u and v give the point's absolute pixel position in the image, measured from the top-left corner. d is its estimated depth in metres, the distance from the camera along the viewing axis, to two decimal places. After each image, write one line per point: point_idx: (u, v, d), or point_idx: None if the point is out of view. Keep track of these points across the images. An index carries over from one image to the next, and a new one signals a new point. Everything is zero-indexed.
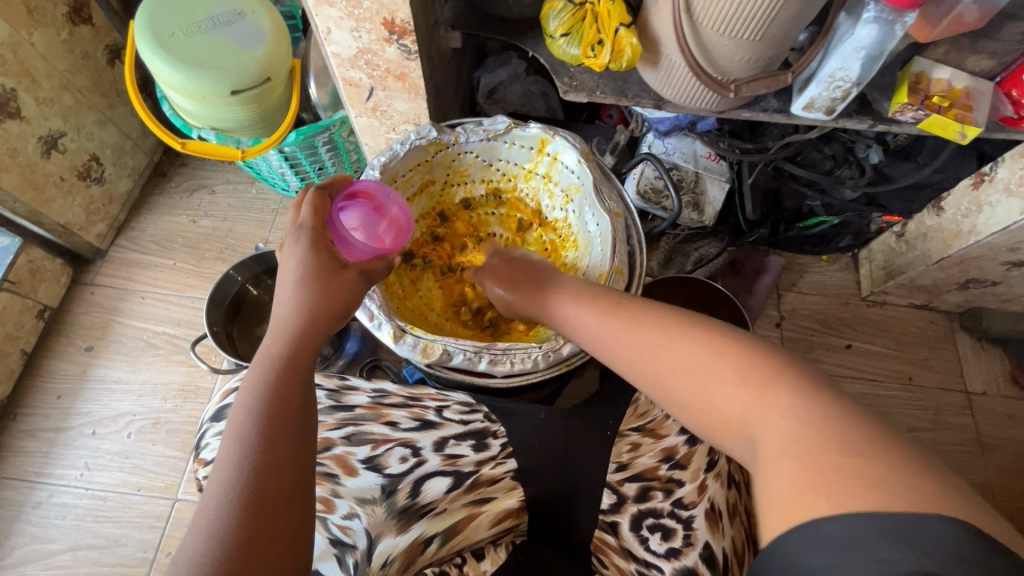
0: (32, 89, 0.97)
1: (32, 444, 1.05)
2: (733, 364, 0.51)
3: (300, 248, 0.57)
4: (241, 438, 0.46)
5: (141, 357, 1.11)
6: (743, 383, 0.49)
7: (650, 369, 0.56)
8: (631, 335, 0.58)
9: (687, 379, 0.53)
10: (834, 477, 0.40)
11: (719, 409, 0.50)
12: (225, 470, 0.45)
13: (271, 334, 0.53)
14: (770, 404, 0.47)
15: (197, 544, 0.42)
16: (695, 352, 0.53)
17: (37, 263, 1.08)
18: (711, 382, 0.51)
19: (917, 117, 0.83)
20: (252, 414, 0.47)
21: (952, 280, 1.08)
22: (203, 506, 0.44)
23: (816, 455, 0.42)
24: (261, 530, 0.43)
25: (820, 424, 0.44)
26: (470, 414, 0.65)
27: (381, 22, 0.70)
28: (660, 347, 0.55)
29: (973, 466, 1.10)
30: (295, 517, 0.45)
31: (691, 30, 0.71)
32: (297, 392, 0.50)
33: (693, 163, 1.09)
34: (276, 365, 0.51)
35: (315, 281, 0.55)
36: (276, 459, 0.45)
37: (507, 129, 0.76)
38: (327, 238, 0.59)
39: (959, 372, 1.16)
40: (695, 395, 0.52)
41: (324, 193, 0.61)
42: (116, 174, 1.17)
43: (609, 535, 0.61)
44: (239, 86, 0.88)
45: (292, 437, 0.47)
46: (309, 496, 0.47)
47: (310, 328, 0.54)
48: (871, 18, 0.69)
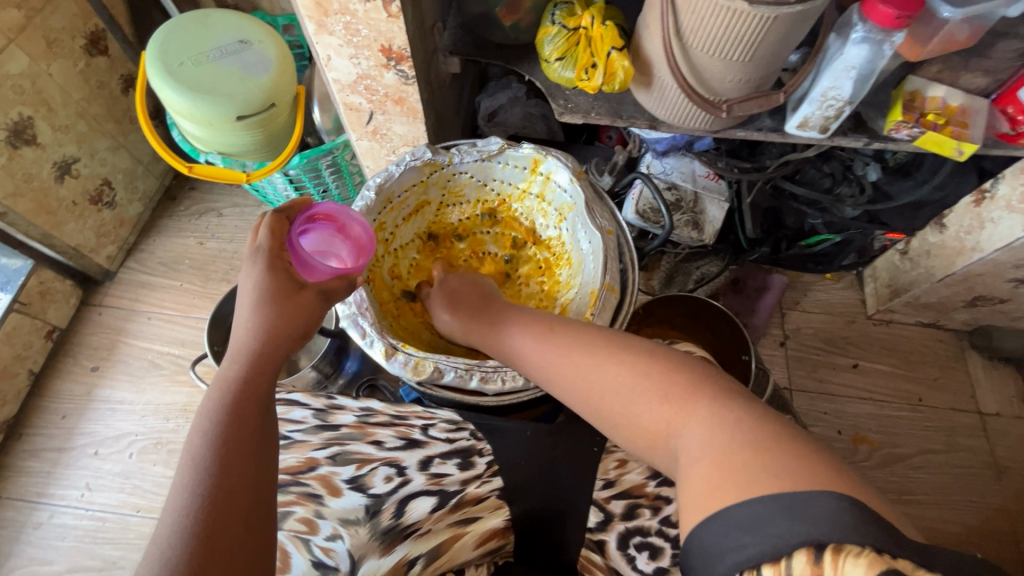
0: (49, 117, 1.01)
1: (35, 464, 1.06)
2: (658, 376, 0.51)
3: (256, 271, 0.57)
4: (196, 463, 0.46)
5: (145, 377, 1.12)
6: (664, 401, 0.49)
7: (583, 380, 0.55)
8: (564, 350, 0.58)
9: (619, 390, 0.52)
10: (752, 471, 0.40)
11: (644, 426, 0.50)
12: (180, 496, 0.45)
13: (228, 358, 0.54)
14: (689, 417, 0.47)
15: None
16: (619, 371, 0.53)
17: (48, 285, 1.10)
18: (639, 393, 0.51)
19: (912, 134, 0.83)
20: (208, 438, 0.47)
21: (959, 298, 1.07)
22: (157, 536, 0.43)
23: (730, 456, 0.42)
24: (214, 558, 0.43)
25: (736, 427, 0.44)
26: (456, 432, 0.63)
27: (379, 49, 0.72)
28: (593, 360, 0.55)
29: (989, 490, 1.06)
30: (248, 542, 0.45)
31: (681, 52, 0.72)
32: (253, 414, 0.50)
33: (691, 183, 1.09)
34: (233, 387, 0.51)
35: (272, 303, 0.56)
36: (229, 484, 0.46)
37: (500, 150, 0.77)
38: (284, 260, 0.59)
39: (970, 393, 1.14)
40: (625, 405, 0.52)
41: (283, 216, 0.62)
42: (127, 198, 1.20)
43: (595, 554, 0.62)
44: (244, 112, 0.91)
45: (248, 460, 0.48)
46: (267, 520, 0.47)
47: (268, 351, 0.55)
48: (860, 38, 0.70)
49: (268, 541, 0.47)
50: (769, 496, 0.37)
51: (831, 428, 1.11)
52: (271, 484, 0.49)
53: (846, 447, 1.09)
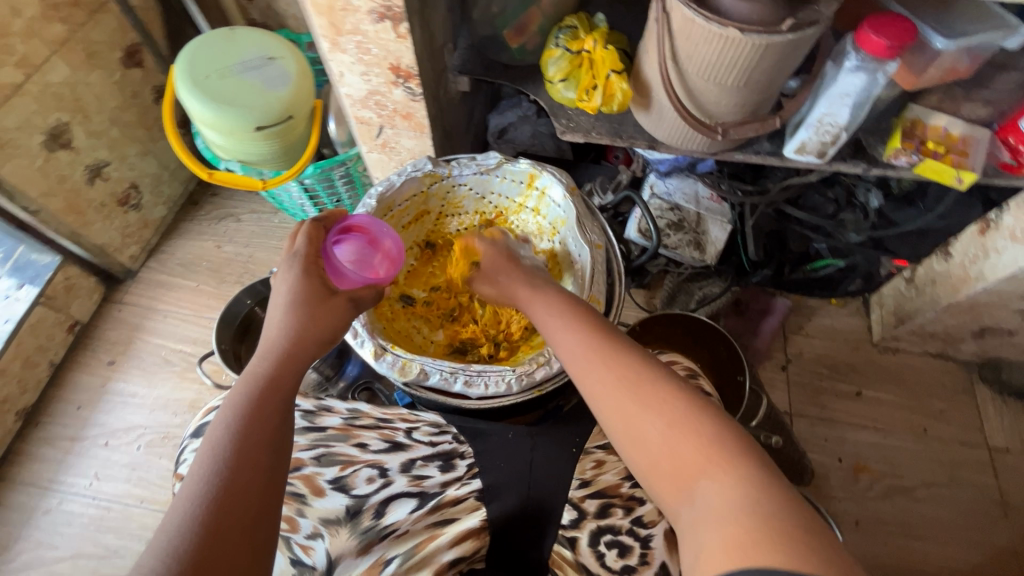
0: (84, 123, 1.07)
1: (49, 451, 1.10)
2: (708, 422, 0.51)
3: (292, 274, 0.63)
4: (215, 454, 0.49)
5: (157, 372, 1.17)
6: (710, 442, 0.49)
7: (622, 403, 0.54)
8: (604, 369, 0.57)
9: (659, 422, 0.52)
10: (789, 537, 0.40)
11: (677, 459, 0.50)
12: (194, 485, 0.47)
13: (258, 355, 0.57)
14: (731, 470, 0.47)
15: (152, 560, 0.43)
16: (677, 398, 0.53)
17: (73, 280, 1.16)
18: (676, 432, 0.51)
19: (911, 162, 0.83)
20: (229, 430, 0.50)
21: (966, 327, 1.05)
22: (166, 523, 0.46)
23: (776, 522, 0.42)
24: (219, 550, 0.45)
25: (774, 492, 0.45)
26: (438, 435, 0.66)
27: (388, 67, 0.76)
28: (634, 389, 0.54)
29: (995, 528, 1.03)
30: (253, 540, 0.47)
31: (678, 77, 0.75)
32: (275, 414, 0.53)
33: (694, 204, 1.11)
34: (259, 383, 0.55)
35: (305, 306, 0.61)
36: (243, 480, 0.48)
37: (498, 164, 0.80)
38: (318, 265, 0.65)
39: (978, 426, 1.11)
40: (659, 440, 0.51)
41: (319, 225, 0.68)
42: (153, 201, 1.26)
43: (566, 550, 0.61)
44: (264, 122, 0.96)
45: (264, 459, 0.50)
46: (272, 519, 0.49)
47: (294, 353, 0.58)
48: (853, 67, 0.72)
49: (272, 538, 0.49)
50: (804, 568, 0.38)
51: (832, 456, 1.09)
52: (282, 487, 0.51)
53: (846, 475, 1.08)
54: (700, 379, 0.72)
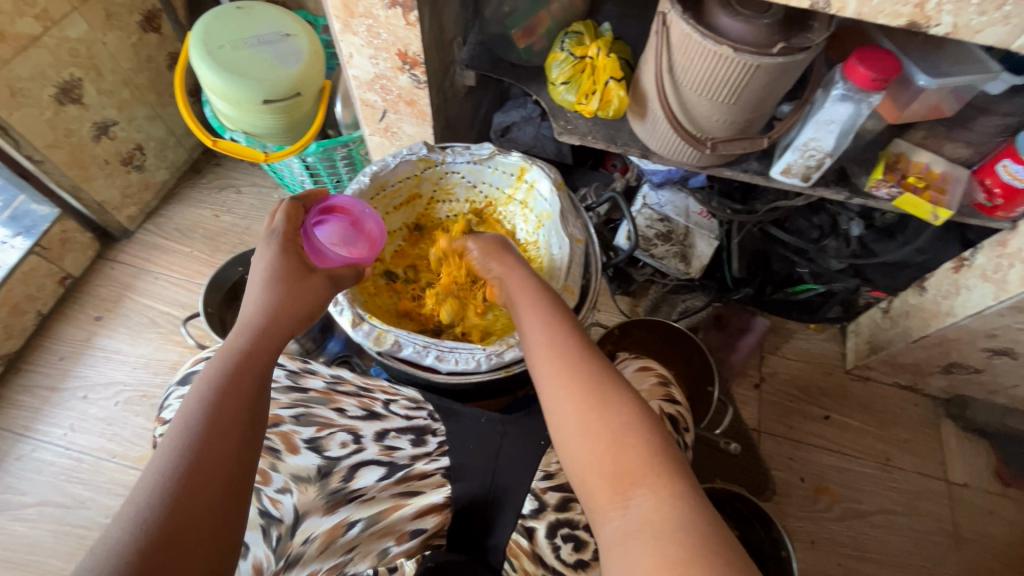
0: (97, 81, 1.09)
1: (27, 399, 1.11)
2: (653, 435, 0.53)
3: (271, 252, 0.64)
4: (188, 431, 0.50)
5: (143, 332, 1.18)
6: (656, 454, 0.52)
7: (575, 403, 0.56)
8: (565, 372, 0.58)
9: (610, 428, 0.53)
10: (715, 561, 0.43)
11: (621, 467, 0.52)
12: (165, 459, 0.49)
13: (234, 331, 0.59)
14: (673, 484, 0.50)
15: (118, 533, 0.45)
16: (631, 410, 0.55)
17: (69, 234, 1.18)
18: (625, 439, 0.53)
19: (891, 194, 0.87)
20: (202, 404, 0.52)
21: (935, 362, 1.08)
22: (134, 494, 0.47)
23: (711, 540, 0.45)
24: (185, 525, 0.47)
25: (706, 515, 0.48)
26: (415, 410, 0.68)
27: (396, 53, 0.79)
28: (589, 387, 0.56)
29: (946, 560, 1.05)
30: (224, 517, 0.49)
31: (673, 89, 0.77)
32: (250, 392, 0.55)
33: (684, 217, 1.14)
34: (235, 362, 0.56)
35: (282, 282, 0.62)
36: (216, 455, 0.50)
37: (490, 155, 0.83)
38: (296, 243, 0.66)
39: (940, 460, 1.13)
40: (609, 443, 0.53)
41: (299, 203, 0.69)
42: (155, 164, 1.28)
43: (523, 539, 0.64)
44: (271, 97, 0.98)
45: (235, 436, 0.52)
46: (242, 499, 0.51)
47: (271, 330, 0.59)
48: (840, 96, 0.75)
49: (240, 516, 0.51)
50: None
51: (794, 475, 1.11)
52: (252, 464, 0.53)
53: (806, 495, 1.10)
54: (671, 389, 0.74)
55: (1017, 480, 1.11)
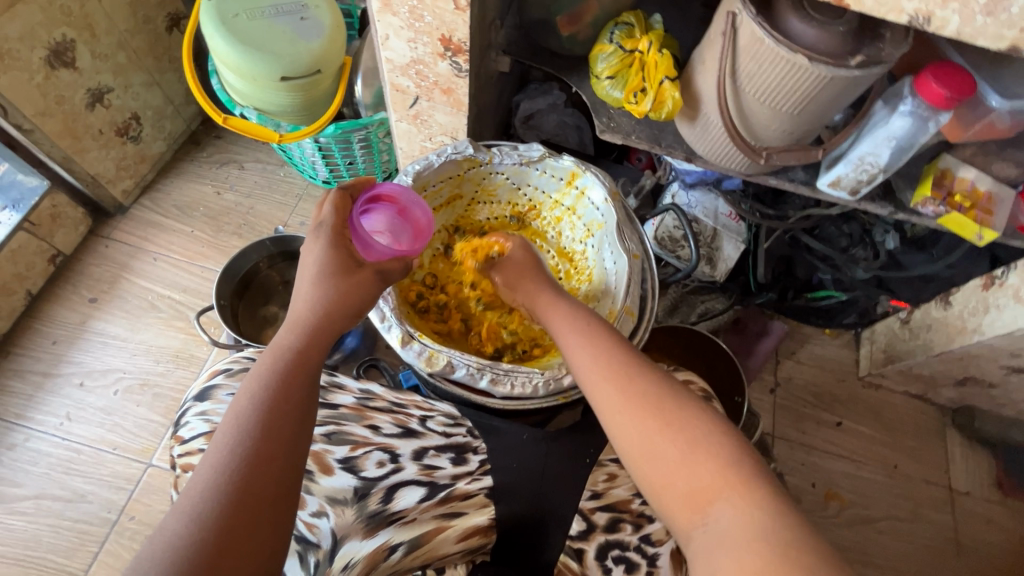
0: (91, 43, 1.00)
1: (18, 385, 1.05)
2: (722, 447, 0.50)
3: (319, 245, 0.62)
4: (239, 423, 0.50)
5: (142, 317, 1.12)
6: (726, 466, 0.49)
7: (634, 423, 0.53)
8: (625, 390, 0.55)
9: (676, 445, 0.51)
10: (807, 568, 0.41)
11: (693, 485, 0.49)
12: (218, 453, 0.48)
13: (285, 327, 0.58)
14: (747, 496, 0.47)
15: (177, 524, 0.45)
16: (696, 424, 0.52)
17: (60, 209, 1.10)
18: (696, 454, 0.50)
19: (938, 213, 0.84)
20: (254, 400, 0.51)
21: (951, 375, 1.09)
22: (192, 486, 0.47)
23: (794, 549, 0.42)
24: (241, 517, 0.46)
25: (791, 519, 0.45)
26: (453, 427, 0.65)
27: (438, 38, 0.73)
28: (655, 404, 0.53)
29: (946, 564, 1.09)
30: (279, 513, 0.48)
31: (733, 94, 0.73)
32: (301, 388, 0.53)
33: (713, 219, 1.10)
34: (285, 357, 0.55)
35: (332, 277, 0.60)
36: (268, 450, 0.49)
37: (540, 157, 0.79)
38: (346, 240, 0.63)
39: (944, 468, 1.16)
40: (676, 460, 0.50)
41: (345, 195, 0.66)
42: (152, 135, 1.19)
43: (572, 562, 0.60)
44: (290, 73, 0.91)
45: (287, 429, 0.50)
46: (296, 488, 0.50)
47: (321, 326, 0.58)
48: (907, 111, 0.72)
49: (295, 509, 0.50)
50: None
51: (806, 480, 1.13)
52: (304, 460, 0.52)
53: (817, 500, 1.12)
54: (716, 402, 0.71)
55: (1017, 490, 1.14)
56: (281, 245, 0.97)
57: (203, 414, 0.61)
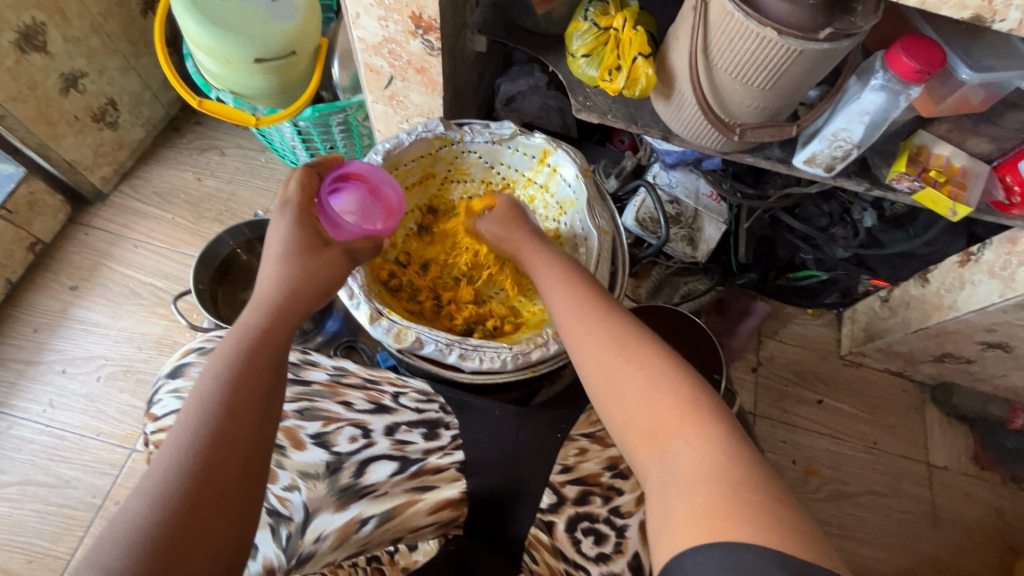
0: (62, 26, 0.99)
1: (0, 373, 1.05)
2: (685, 386, 0.51)
3: (285, 223, 0.63)
4: (204, 402, 0.50)
5: (123, 304, 1.11)
6: (687, 403, 0.50)
7: (604, 361, 0.54)
8: (595, 331, 0.56)
9: (639, 379, 0.52)
10: (759, 512, 0.40)
11: (653, 420, 0.50)
12: (182, 433, 0.48)
13: (250, 307, 0.58)
14: (704, 435, 0.47)
15: (140, 505, 0.44)
16: (661, 361, 0.52)
17: (37, 196, 1.09)
18: (658, 391, 0.51)
19: (912, 187, 0.84)
20: (219, 379, 0.51)
21: (929, 352, 1.10)
22: (155, 467, 0.47)
23: (746, 492, 0.42)
24: (206, 493, 0.46)
25: (744, 463, 0.45)
26: (425, 403, 0.66)
27: (409, 15, 0.72)
28: (623, 343, 0.54)
29: (923, 537, 1.11)
30: (245, 487, 0.48)
31: (706, 70, 0.73)
32: (268, 367, 0.54)
33: (694, 199, 1.10)
34: (250, 337, 0.55)
35: (298, 256, 0.61)
36: (234, 429, 0.49)
37: (512, 135, 0.81)
38: (311, 214, 0.65)
39: (923, 443, 1.18)
40: (638, 394, 0.51)
41: (312, 172, 0.67)
42: (130, 122, 1.17)
43: (542, 534, 0.62)
44: (263, 55, 0.90)
45: (253, 408, 0.51)
46: (264, 466, 0.50)
47: (288, 305, 0.58)
48: (879, 85, 0.71)
49: (263, 485, 0.50)
50: (777, 544, 0.38)
51: (786, 457, 1.14)
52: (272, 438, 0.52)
53: (798, 477, 1.13)
54: None
55: (994, 464, 1.16)
56: (259, 230, 0.97)
57: (175, 392, 0.61)
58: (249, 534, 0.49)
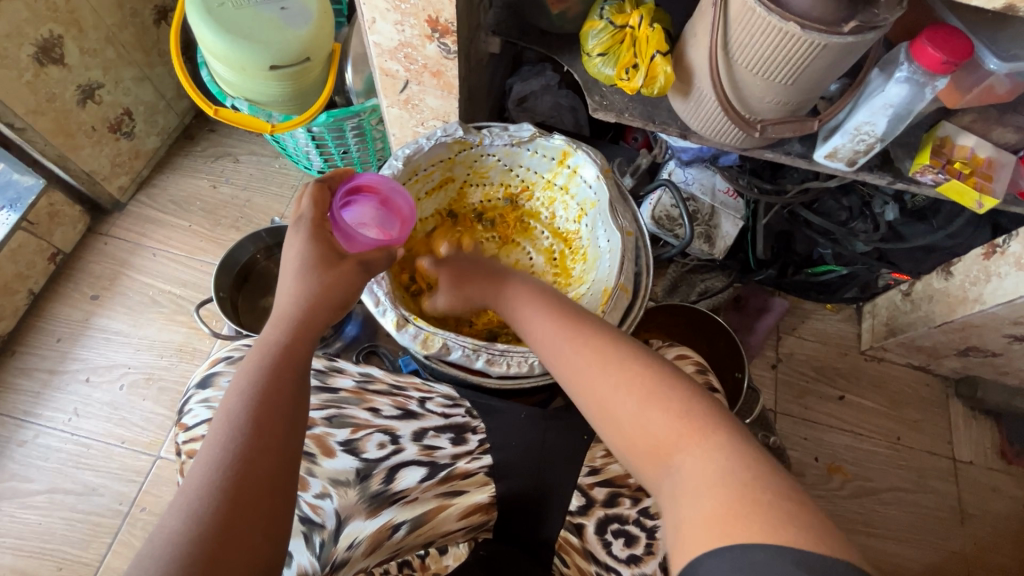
0: (79, 38, 1.00)
1: (26, 382, 1.07)
2: (680, 397, 0.50)
3: (300, 238, 0.61)
4: (231, 419, 0.50)
5: (143, 312, 1.12)
6: (682, 416, 0.49)
7: (594, 382, 0.53)
8: (580, 351, 0.56)
9: (632, 400, 0.51)
10: (772, 511, 0.39)
11: (653, 436, 0.49)
12: (210, 450, 0.48)
13: (270, 323, 0.57)
14: (706, 443, 0.46)
15: (175, 523, 0.44)
16: (649, 378, 0.52)
17: (57, 207, 1.10)
18: (653, 407, 0.50)
19: (937, 181, 0.82)
20: (243, 396, 0.51)
21: (952, 346, 1.08)
22: (186, 485, 0.47)
23: (755, 492, 0.41)
24: (239, 509, 0.46)
25: (752, 463, 0.44)
26: (452, 407, 0.66)
27: (425, 19, 0.72)
28: (608, 363, 0.54)
29: (950, 534, 1.09)
30: (276, 502, 0.48)
31: (726, 66, 0.72)
32: (290, 380, 0.54)
33: (710, 196, 1.09)
34: (271, 352, 0.55)
35: (314, 272, 0.59)
36: (262, 444, 0.49)
37: (531, 138, 0.80)
38: (325, 229, 0.63)
39: (947, 438, 1.16)
40: (633, 417, 0.50)
41: (324, 186, 0.65)
42: (146, 131, 1.18)
43: (572, 537, 0.62)
44: (279, 62, 0.90)
45: (281, 422, 0.51)
46: (293, 479, 0.50)
47: (307, 319, 0.57)
48: (903, 78, 0.70)
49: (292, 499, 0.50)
50: (787, 541, 0.37)
51: (809, 454, 1.13)
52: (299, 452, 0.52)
53: (821, 474, 1.12)
54: (711, 375, 0.71)
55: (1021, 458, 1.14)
56: (277, 236, 0.98)
57: (206, 401, 0.61)
58: (285, 548, 0.49)
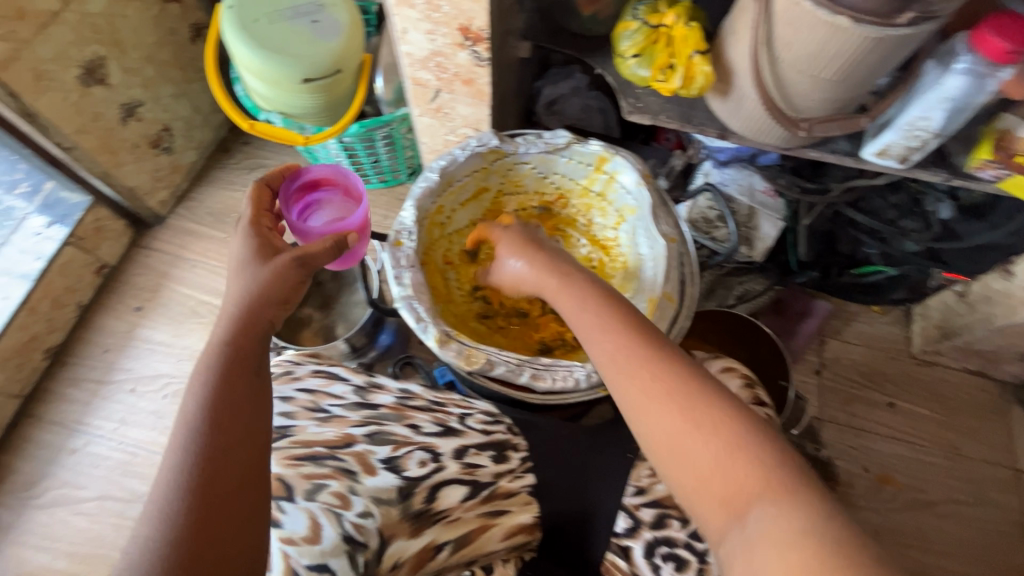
0: (120, 58, 1.03)
1: (75, 392, 1.10)
2: (754, 447, 0.48)
3: (239, 237, 0.63)
4: (189, 422, 0.49)
5: (184, 322, 1.15)
6: (760, 468, 0.46)
7: (664, 415, 0.51)
8: (647, 379, 0.53)
9: (706, 444, 0.48)
10: None
11: (724, 484, 0.47)
12: (173, 456, 0.48)
13: (216, 323, 0.56)
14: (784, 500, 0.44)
15: (149, 529, 0.45)
16: (723, 421, 0.49)
17: (102, 222, 1.14)
18: (727, 453, 0.48)
19: (998, 175, 0.77)
20: (199, 399, 0.50)
21: (1013, 349, 1.02)
22: (155, 492, 0.47)
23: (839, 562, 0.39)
24: (211, 512, 0.46)
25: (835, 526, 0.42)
26: (493, 424, 0.65)
27: (457, 27, 0.71)
28: (679, 398, 0.51)
29: (1014, 549, 1.03)
30: (249, 503, 0.48)
31: (769, 64, 0.69)
32: (245, 380, 0.53)
33: (749, 197, 1.04)
34: (222, 352, 0.54)
35: (247, 266, 0.59)
36: (223, 446, 0.49)
37: (567, 143, 0.78)
38: (261, 224, 0.65)
39: (1009, 447, 1.10)
40: (704, 460, 0.48)
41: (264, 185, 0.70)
42: (184, 145, 1.21)
43: (619, 560, 0.60)
44: (311, 75, 0.91)
45: (240, 425, 0.50)
46: (265, 480, 0.51)
47: (248, 315, 0.56)
48: (962, 69, 0.66)
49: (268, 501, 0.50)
50: None
51: (857, 464, 1.09)
52: (266, 452, 0.52)
53: (871, 485, 1.07)
54: (758, 389, 0.70)
55: None
56: None
57: None
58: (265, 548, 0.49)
